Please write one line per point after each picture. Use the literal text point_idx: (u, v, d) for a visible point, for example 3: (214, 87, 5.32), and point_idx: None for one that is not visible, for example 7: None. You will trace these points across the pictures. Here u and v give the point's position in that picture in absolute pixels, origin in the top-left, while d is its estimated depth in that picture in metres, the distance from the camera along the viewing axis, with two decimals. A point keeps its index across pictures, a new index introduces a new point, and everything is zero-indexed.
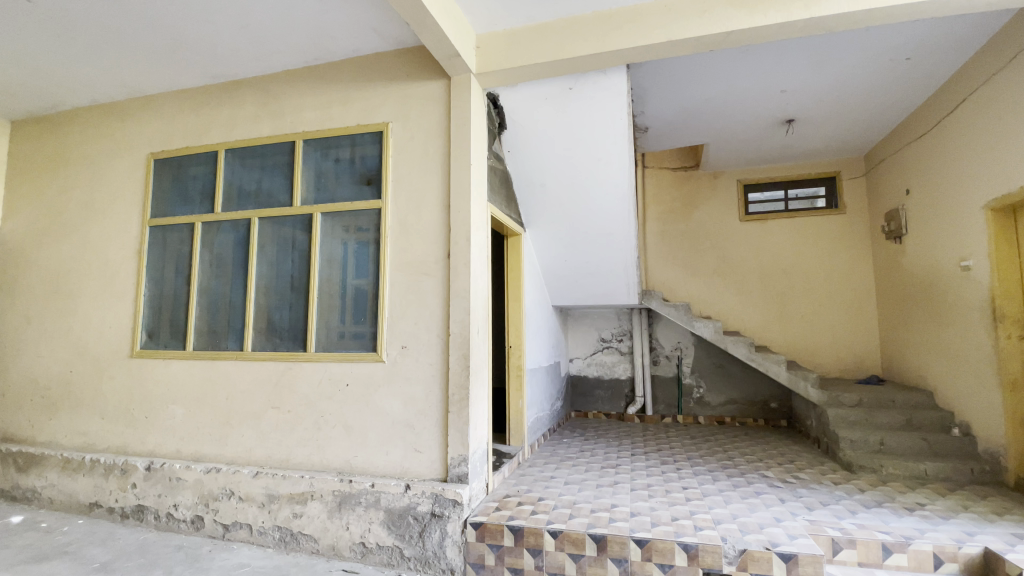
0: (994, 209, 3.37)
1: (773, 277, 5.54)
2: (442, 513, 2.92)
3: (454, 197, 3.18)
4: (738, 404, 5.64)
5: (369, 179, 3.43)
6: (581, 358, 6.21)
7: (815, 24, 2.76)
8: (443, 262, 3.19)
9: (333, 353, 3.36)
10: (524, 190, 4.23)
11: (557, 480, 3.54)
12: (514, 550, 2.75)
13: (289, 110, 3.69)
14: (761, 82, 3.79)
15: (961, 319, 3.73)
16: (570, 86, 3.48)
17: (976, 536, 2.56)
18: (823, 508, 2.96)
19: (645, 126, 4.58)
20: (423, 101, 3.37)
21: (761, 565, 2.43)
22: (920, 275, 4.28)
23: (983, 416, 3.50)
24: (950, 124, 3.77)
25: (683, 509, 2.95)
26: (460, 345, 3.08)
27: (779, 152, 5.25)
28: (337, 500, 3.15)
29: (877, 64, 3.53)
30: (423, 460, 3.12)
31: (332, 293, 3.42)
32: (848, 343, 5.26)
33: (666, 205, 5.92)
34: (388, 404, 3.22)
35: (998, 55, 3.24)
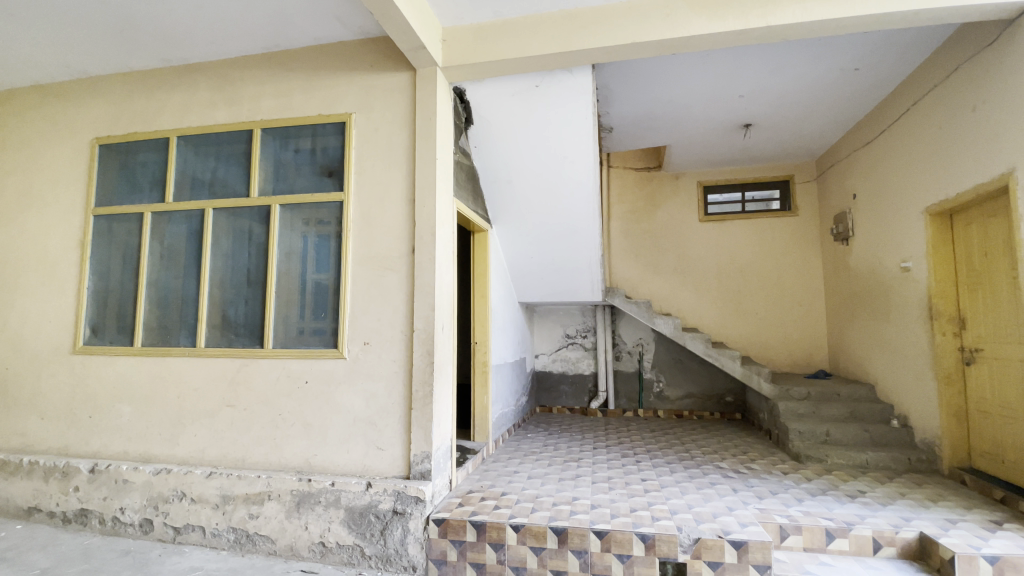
0: (932, 214, 3.58)
1: (730, 275, 5.74)
2: (404, 510, 2.90)
3: (419, 191, 3.14)
4: (696, 398, 5.82)
5: (331, 170, 3.35)
6: (546, 354, 6.26)
7: (770, 32, 2.87)
8: (407, 257, 3.15)
9: (292, 350, 3.27)
10: (490, 186, 4.22)
11: (520, 475, 3.57)
12: (476, 545, 2.76)
13: (247, 97, 3.55)
14: (721, 87, 3.91)
15: (901, 317, 3.97)
16: (536, 83, 3.49)
17: (911, 521, 2.73)
18: (772, 497, 3.10)
19: (609, 126, 4.65)
20: (388, 93, 3.31)
21: (715, 553, 2.52)
22: (865, 275, 4.52)
23: (919, 408, 3.74)
24: (895, 132, 3.98)
25: (642, 500, 3.03)
26: (424, 341, 3.05)
27: (738, 155, 5.42)
28: (295, 500, 3.08)
29: (829, 73, 3.70)
30: (385, 458, 3.08)
31: (290, 287, 3.32)
32: (798, 338, 5.52)
33: (629, 204, 6.03)
34: (350, 401, 3.16)
35: (940, 68, 3.44)
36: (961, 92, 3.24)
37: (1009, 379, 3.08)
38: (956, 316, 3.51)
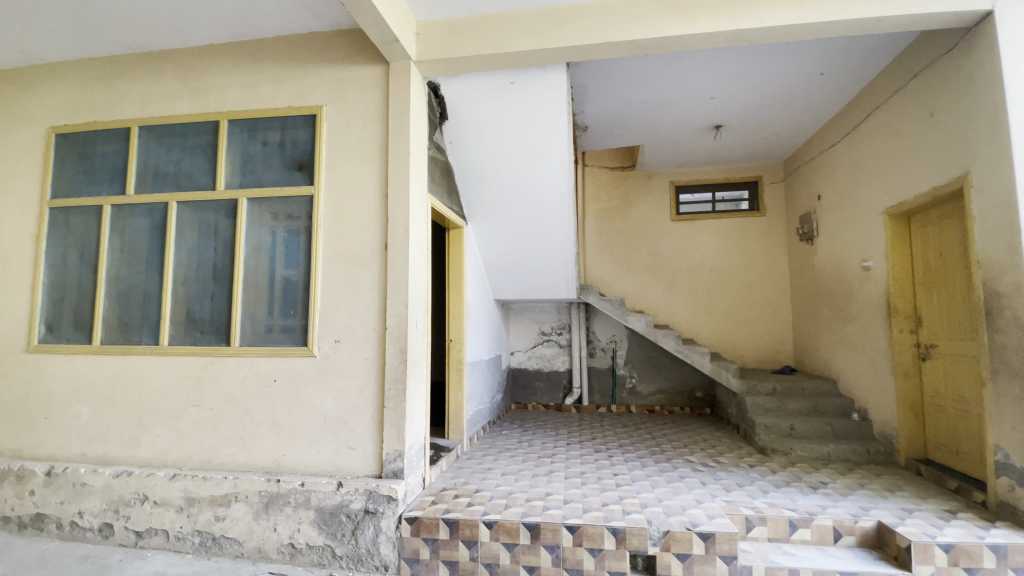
0: (891, 215, 3.73)
1: (701, 274, 5.86)
2: (376, 509, 2.87)
3: (392, 187, 3.10)
4: (667, 394, 5.93)
5: (301, 164, 3.27)
6: (521, 351, 6.28)
7: (739, 35, 2.93)
8: (380, 254, 3.11)
9: (260, 348, 3.19)
10: (466, 182, 4.20)
11: (494, 472, 3.57)
12: (449, 543, 2.75)
13: (213, 87, 3.43)
14: (693, 89, 3.98)
15: (862, 314, 4.12)
16: (511, 80, 3.49)
17: (869, 511, 2.84)
18: (739, 489, 3.19)
19: (584, 125, 4.68)
20: (360, 86, 3.25)
21: (683, 545, 2.57)
22: (828, 274, 4.68)
23: (878, 402, 3.90)
24: (858, 136, 4.12)
25: (614, 495, 3.07)
26: (396, 339, 3.01)
27: (709, 156, 5.53)
28: (264, 502, 3.01)
29: (796, 77, 3.81)
30: (356, 457, 3.04)
31: (258, 283, 3.24)
32: (765, 335, 5.67)
33: (604, 203, 6.09)
34: (320, 400, 3.11)
35: (899, 75, 3.57)
36: (919, 99, 3.38)
37: (961, 373, 3.23)
38: (912, 313, 3.66)
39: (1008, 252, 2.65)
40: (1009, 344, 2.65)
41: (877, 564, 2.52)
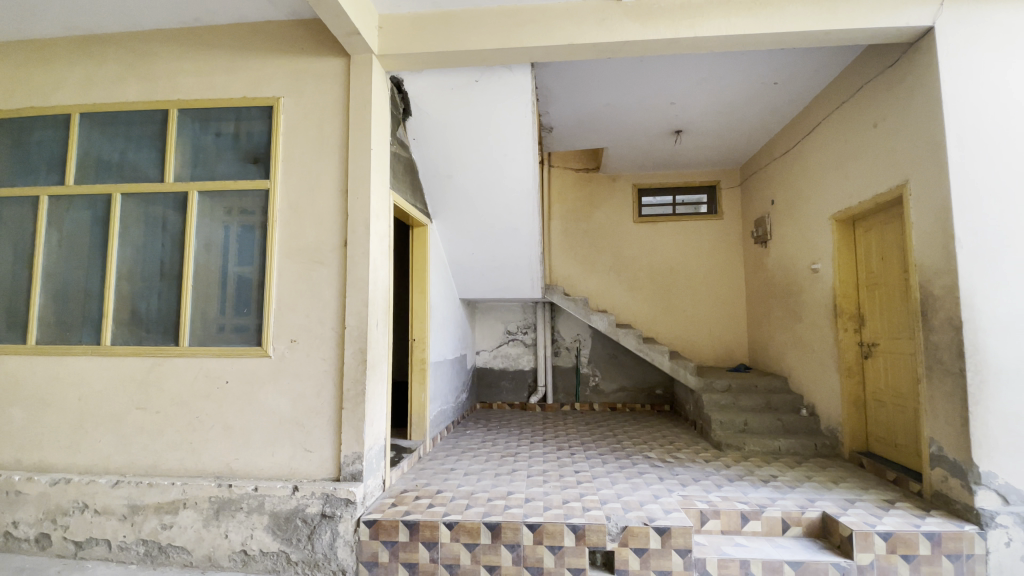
0: (838, 220, 3.91)
1: (662, 275, 5.99)
2: (333, 513, 2.80)
3: (352, 182, 3.03)
4: (629, 392, 6.04)
5: (256, 157, 3.16)
6: (487, 350, 6.27)
7: (697, 42, 3.02)
8: (339, 251, 3.03)
9: (211, 348, 3.06)
10: (430, 179, 4.15)
11: (457, 472, 3.55)
12: (409, 545, 2.71)
13: (162, 74, 3.27)
14: (655, 94, 4.06)
15: (811, 315, 4.31)
16: (475, 78, 3.48)
17: (816, 502, 2.97)
18: (695, 484, 3.28)
19: (549, 126, 4.70)
20: (319, 78, 3.16)
21: (640, 540, 2.63)
22: (781, 275, 4.87)
23: (825, 398, 4.09)
24: (808, 144, 4.31)
25: (574, 492, 3.11)
26: (356, 338, 2.95)
27: (671, 160, 5.66)
28: (214, 508, 2.89)
29: (752, 86, 3.95)
30: (313, 460, 2.95)
31: (210, 280, 3.10)
32: (722, 334, 5.86)
33: (568, 204, 6.15)
34: (275, 401, 3.01)
35: (847, 86, 3.74)
36: (863, 110, 3.55)
37: (900, 370, 3.42)
38: (856, 313, 3.85)
39: (942, 256, 2.82)
40: (942, 343, 2.82)
41: (822, 553, 2.64)
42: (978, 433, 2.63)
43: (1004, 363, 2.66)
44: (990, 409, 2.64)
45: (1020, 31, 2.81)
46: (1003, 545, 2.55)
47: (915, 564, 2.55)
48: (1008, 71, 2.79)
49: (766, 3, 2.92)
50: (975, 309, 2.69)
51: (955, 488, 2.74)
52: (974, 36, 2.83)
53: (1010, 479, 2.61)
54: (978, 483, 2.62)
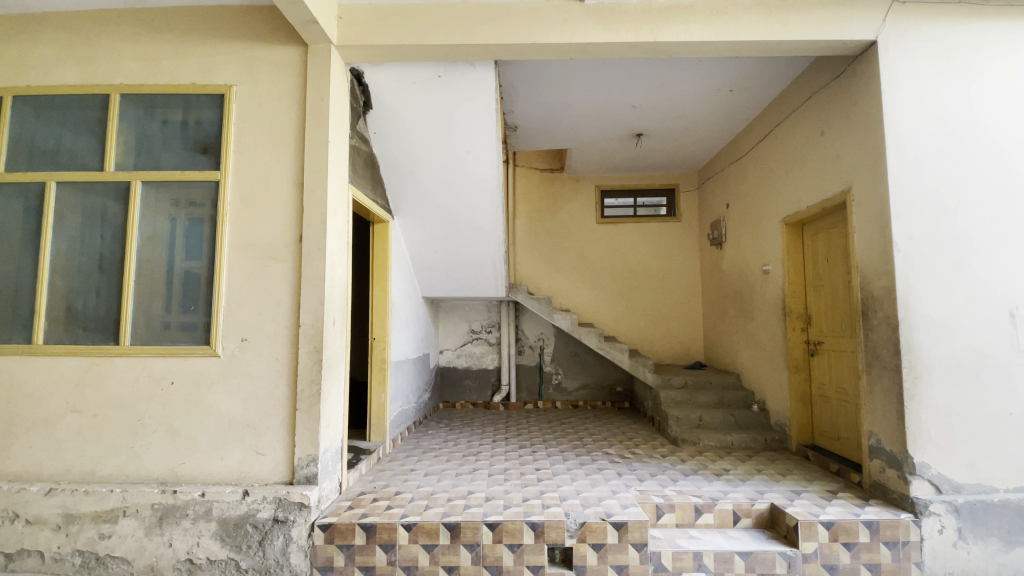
0: (788, 224, 4.08)
1: (623, 275, 6.10)
2: (286, 518, 2.71)
3: (308, 176, 2.93)
4: (591, 389, 6.13)
5: (205, 147, 3.02)
6: (450, 350, 6.22)
7: (656, 47, 3.08)
8: (294, 246, 2.93)
9: (155, 347, 2.89)
10: (391, 175, 4.07)
11: (417, 472, 3.50)
12: (366, 548, 2.65)
13: (102, 56, 3.07)
14: (616, 96, 4.12)
15: (762, 314, 4.47)
16: (438, 74, 3.43)
17: (765, 494, 3.09)
18: (652, 479, 3.36)
19: (514, 125, 4.70)
20: (275, 67, 3.05)
21: (598, 535, 2.66)
22: (735, 276, 5.04)
23: (774, 394, 4.26)
24: (761, 150, 4.47)
25: (535, 489, 3.12)
26: (311, 337, 2.85)
27: (632, 162, 5.76)
28: (157, 516, 2.74)
29: (710, 92, 4.07)
30: (265, 463, 2.85)
31: (154, 276, 2.94)
32: (679, 333, 6.02)
33: (533, 204, 6.17)
34: (224, 403, 2.88)
35: (796, 96, 3.90)
36: (811, 119, 3.71)
37: (843, 367, 3.60)
38: (803, 313, 4.03)
39: (881, 259, 2.98)
40: (880, 341, 2.99)
41: (770, 543, 2.75)
42: (912, 426, 2.80)
43: (935, 360, 2.83)
44: (923, 403, 2.81)
45: (953, 49, 3.00)
46: (936, 531, 2.71)
47: (856, 552, 2.68)
48: (941, 86, 2.98)
49: (723, 10, 3.01)
50: (911, 309, 2.86)
51: (892, 479, 2.90)
52: (913, 51, 3.00)
53: (941, 469, 2.79)
54: (912, 473, 2.78)
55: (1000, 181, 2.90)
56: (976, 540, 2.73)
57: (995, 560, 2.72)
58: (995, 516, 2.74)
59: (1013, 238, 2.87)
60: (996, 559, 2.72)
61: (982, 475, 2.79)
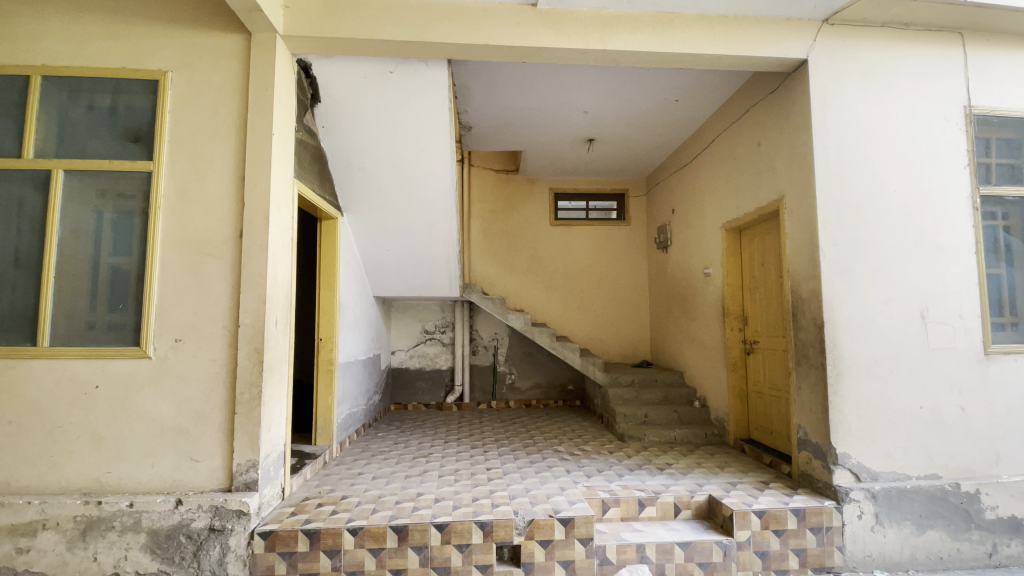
0: (728, 230, 4.29)
1: (574, 276, 6.22)
2: (223, 527, 2.59)
3: (250, 169, 2.81)
4: (543, 388, 6.21)
5: (137, 136, 2.84)
6: (402, 350, 6.12)
7: (606, 55, 3.17)
8: (233, 242, 2.80)
9: (77, 349, 2.69)
10: (341, 171, 3.97)
11: (365, 476, 3.43)
12: (309, 554, 2.57)
13: (19, 32, 2.83)
14: (569, 101, 4.20)
15: (704, 315, 4.68)
16: (390, 69, 3.38)
17: (704, 486, 3.25)
18: (598, 475, 3.45)
19: (468, 125, 4.69)
20: (214, 54, 2.91)
21: (545, 532, 2.70)
22: (679, 278, 5.26)
23: (714, 390, 4.47)
24: (704, 159, 4.68)
25: (484, 489, 3.13)
26: (251, 338, 2.74)
27: (584, 167, 5.88)
28: (80, 529, 2.56)
29: (657, 101, 4.22)
30: (200, 470, 2.71)
31: (77, 271, 2.73)
32: (627, 333, 6.20)
33: (488, 204, 6.18)
34: (156, 407, 2.72)
35: (736, 109, 4.11)
36: (749, 131, 3.91)
37: (774, 365, 3.82)
38: (740, 314, 4.25)
39: (809, 264, 3.20)
40: (808, 340, 3.20)
41: (707, 533, 2.88)
42: (835, 419, 3.01)
43: (856, 359, 3.06)
44: (844, 398, 3.03)
45: (874, 70, 3.24)
46: (856, 517, 2.92)
47: (785, 538, 2.85)
48: (863, 105, 3.22)
49: (668, 23, 3.14)
50: (836, 312, 3.07)
51: (818, 469, 3.12)
52: (839, 71, 3.22)
53: (860, 459, 3.02)
54: (835, 463, 3.00)
55: (914, 194, 3.17)
56: (892, 524, 2.96)
57: (909, 542, 2.96)
58: (908, 501, 2.98)
59: (923, 246, 3.15)
60: (909, 541, 2.96)
61: (896, 464, 3.04)
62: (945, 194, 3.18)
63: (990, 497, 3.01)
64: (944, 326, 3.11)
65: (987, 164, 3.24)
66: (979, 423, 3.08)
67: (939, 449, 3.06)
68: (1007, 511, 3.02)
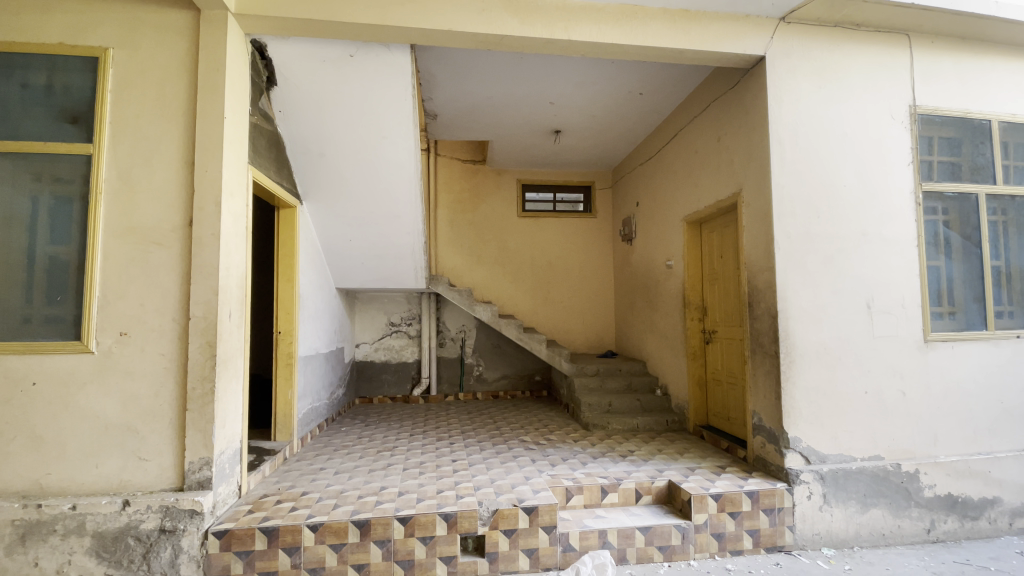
0: (689, 223, 4.38)
1: (541, 267, 6.24)
2: (174, 527, 2.48)
3: (200, 154, 2.68)
4: (510, 379, 6.23)
5: (76, 117, 2.66)
6: (367, 343, 6.01)
7: (570, 45, 3.16)
8: (183, 231, 2.67)
9: (11, 344, 2.52)
10: (299, 157, 3.84)
11: (327, 471, 3.37)
12: (267, 552, 2.50)
13: None
14: (535, 92, 4.19)
15: (666, 306, 4.79)
16: (350, 53, 3.27)
17: (664, 471, 3.33)
18: (563, 463, 3.49)
19: (433, 113, 4.61)
20: (160, 31, 2.74)
21: (510, 521, 2.72)
22: (643, 270, 5.35)
23: (675, 379, 4.59)
24: (667, 152, 4.75)
25: (449, 481, 3.12)
26: (202, 331, 2.63)
27: (552, 158, 5.89)
28: (18, 534, 2.42)
29: (622, 94, 4.26)
30: (150, 470, 2.59)
31: (9, 261, 2.55)
32: (593, 324, 6.28)
33: (455, 195, 6.12)
34: (100, 405, 2.58)
35: (697, 103, 4.19)
36: (710, 125, 3.99)
37: (732, 353, 3.94)
38: (701, 305, 4.37)
39: (765, 256, 3.30)
40: (762, 330, 3.32)
41: (666, 517, 2.97)
42: (788, 405, 3.14)
43: (807, 347, 3.19)
44: (796, 385, 3.16)
45: (828, 68, 3.35)
46: (805, 497, 3.06)
47: (740, 520, 2.97)
48: (818, 102, 3.33)
49: (632, 15, 3.16)
50: (788, 301, 3.19)
51: (771, 453, 3.25)
52: (795, 68, 3.32)
53: (811, 442, 3.16)
54: (787, 446, 3.13)
55: (862, 189, 3.32)
56: (839, 504, 3.11)
57: (854, 519, 3.13)
58: (853, 481, 3.15)
59: (871, 239, 3.30)
60: (854, 519, 3.12)
61: (844, 446, 3.20)
62: (891, 190, 3.34)
63: (928, 476, 3.21)
64: (888, 315, 3.28)
65: (930, 161, 3.42)
66: (919, 406, 3.27)
67: (883, 432, 3.24)
68: (943, 489, 3.22)
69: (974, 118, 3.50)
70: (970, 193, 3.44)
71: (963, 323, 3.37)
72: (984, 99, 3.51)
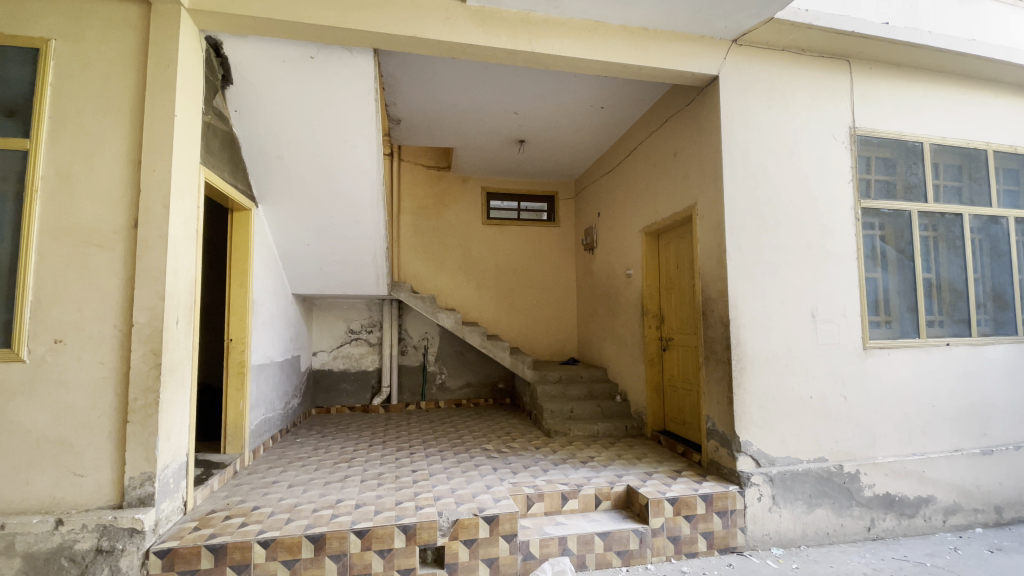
0: (648, 233, 4.50)
1: (505, 275, 6.26)
2: (112, 547, 2.33)
3: (148, 153, 2.56)
4: (473, 387, 6.20)
5: (12, 110, 2.49)
6: (325, 351, 5.85)
7: (534, 56, 3.22)
8: (127, 233, 2.54)
9: None
10: (255, 160, 3.73)
11: (280, 484, 3.24)
12: (213, 571, 2.39)
13: None
14: (499, 101, 4.23)
15: (626, 314, 4.89)
16: (310, 54, 3.21)
17: (622, 477, 3.40)
18: (524, 471, 3.50)
19: (397, 118, 4.58)
20: (108, 23, 2.62)
21: (470, 531, 2.69)
22: (603, 279, 5.46)
23: (634, 385, 4.68)
24: (627, 164, 4.88)
25: (409, 491, 3.07)
26: (146, 338, 2.49)
27: (516, 167, 5.94)
28: None
29: (583, 107, 4.36)
30: (86, 486, 2.43)
31: None
32: (556, 331, 6.34)
33: (419, 201, 6.07)
34: (31, 417, 2.40)
35: (655, 118, 4.33)
36: (667, 139, 4.13)
37: (686, 360, 4.07)
38: (659, 313, 4.49)
39: (717, 267, 3.44)
40: (715, 337, 3.45)
41: (625, 522, 3.02)
42: (740, 410, 3.26)
43: (758, 353, 3.33)
44: (748, 390, 3.29)
45: (776, 89, 3.54)
46: (756, 499, 3.18)
47: (694, 522, 3.05)
48: (767, 120, 3.50)
49: (595, 30, 3.24)
50: (740, 311, 3.33)
51: (724, 456, 3.36)
52: (746, 88, 3.48)
53: (761, 446, 3.28)
54: (738, 450, 3.24)
55: (806, 204, 3.51)
56: (787, 505, 3.25)
57: (801, 520, 3.26)
58: (800, 482, 3.29)
59: (815, 251, 3.49)
60: (801, 518, 3.26)
61: (791, 449, 3.34)
62: (833, 205, 3.55)
63: (868, 476, 3.40)
64: (830, 323, 3.47)
65: (868, 179, 3.65)
66: (858, 410, 3.47)
67: (827, 435, 3.41)
68: (882, 488, 3.42)
69: (907, 140, 3.76)
70: (903, 210, 3.69)
71: (898, 330, 3.60)
72: (917, 123, 3.78)
